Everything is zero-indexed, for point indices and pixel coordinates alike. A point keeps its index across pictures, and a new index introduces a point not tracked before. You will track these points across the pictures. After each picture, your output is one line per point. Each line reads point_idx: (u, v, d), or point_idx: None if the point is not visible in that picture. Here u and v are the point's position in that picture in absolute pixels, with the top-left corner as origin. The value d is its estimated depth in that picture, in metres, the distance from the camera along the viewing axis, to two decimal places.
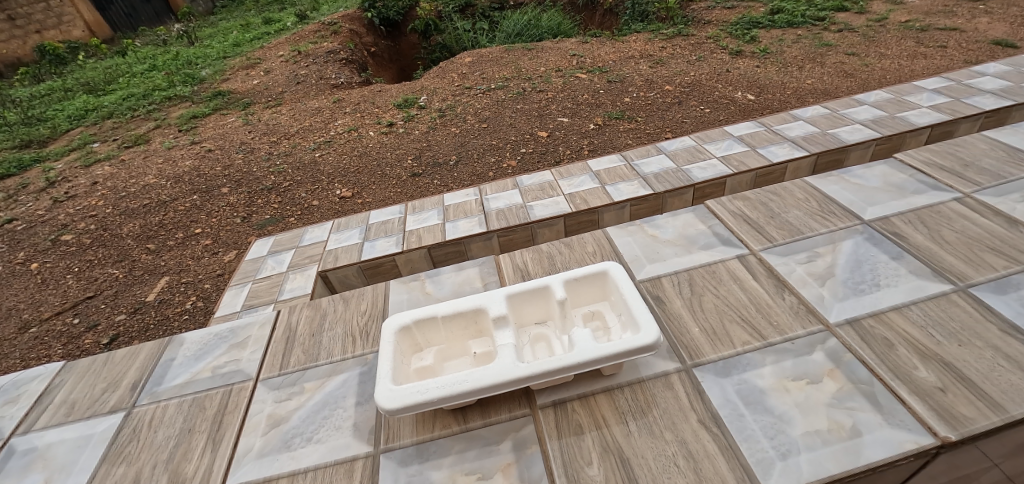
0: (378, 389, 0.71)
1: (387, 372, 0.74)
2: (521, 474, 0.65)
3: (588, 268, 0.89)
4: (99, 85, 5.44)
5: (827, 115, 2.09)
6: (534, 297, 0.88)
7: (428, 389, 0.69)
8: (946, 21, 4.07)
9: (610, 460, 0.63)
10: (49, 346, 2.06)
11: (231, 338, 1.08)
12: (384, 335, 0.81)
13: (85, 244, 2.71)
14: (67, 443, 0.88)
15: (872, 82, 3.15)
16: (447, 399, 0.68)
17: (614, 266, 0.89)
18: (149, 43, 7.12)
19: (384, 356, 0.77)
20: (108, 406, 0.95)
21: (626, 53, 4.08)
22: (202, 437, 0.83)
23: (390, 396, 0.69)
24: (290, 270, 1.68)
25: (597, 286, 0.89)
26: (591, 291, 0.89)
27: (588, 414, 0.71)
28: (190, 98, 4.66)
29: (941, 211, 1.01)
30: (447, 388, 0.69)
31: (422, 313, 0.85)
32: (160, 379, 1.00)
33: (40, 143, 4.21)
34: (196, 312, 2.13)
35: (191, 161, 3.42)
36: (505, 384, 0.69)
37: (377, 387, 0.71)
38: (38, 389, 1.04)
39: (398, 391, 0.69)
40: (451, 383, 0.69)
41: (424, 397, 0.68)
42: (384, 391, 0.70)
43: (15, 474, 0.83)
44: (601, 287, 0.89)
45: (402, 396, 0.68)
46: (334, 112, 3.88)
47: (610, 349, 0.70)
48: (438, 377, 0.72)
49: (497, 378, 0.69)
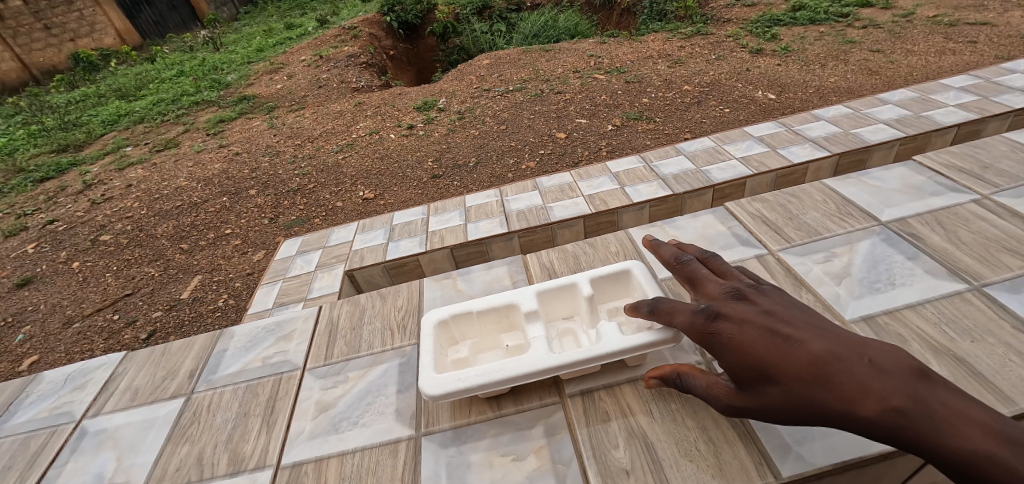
0: (422, 377, 0.77)
1: (429, 362, 0.80)
2: (552, 456, 0.71)
3: (612, 267, 0.95)
4: (130, 91, 5.70)
5: (849, 115, 2.09)
6: (559, 295, 0.93)
7: (468, 377, 0.75)
8: (977, 15, 3.97)
9: (635, 444, 0.69)
10: (91, 341, 2.20)
11: (278, 331, 1.16)
12: (424, 328, 0.88)
13: (123, 244, 2.87)
14: (134, 425, 0.98)
15: (897, 80, 3.10)
16: (486, 387, 0.74)
17: (635, 264, 0.93)
18: (177, 49, 7.41)
19: (425, 348, 0.83)
20: (169, 392, 1.05)
21: (645, 54, 4.09)
22: (257, 420, 0.92)
23: (434, 383, 0.75)
24: (318, 269, 1.77)
25: (620, 284, 0.94)
26: (612, 287, 0.94)
27: (613, 402, 0.76)
28: (217, 103, 4.86)
29: (959, 212, 1.03)
30: (488, 377, 0.75)
31: (457, 308, 0.91)
32: (215, 368, 1.09)
33: (76, 147, 4.45)
34: (228, 309, 2.26)
35: (220, 164, 3.59)
36: (539, 373, 0.75)
37: (421, 376, 0.77)
38: (103, 377, 1.15)
39: (440, 379, 0.76)
40: (491, 371, 0.75)
41: (464, 384, 0.74)
42: (426, 375, 0.77)
43: (89, 453, 0.94)
44: (624, 285, 0.94)
45: (444, 384, 0.75)
46: (356, 115, 4.01)
47: (636, 340, 0.75)
48: (477, 366, 0.78)
49: (531, 367, 0.75)
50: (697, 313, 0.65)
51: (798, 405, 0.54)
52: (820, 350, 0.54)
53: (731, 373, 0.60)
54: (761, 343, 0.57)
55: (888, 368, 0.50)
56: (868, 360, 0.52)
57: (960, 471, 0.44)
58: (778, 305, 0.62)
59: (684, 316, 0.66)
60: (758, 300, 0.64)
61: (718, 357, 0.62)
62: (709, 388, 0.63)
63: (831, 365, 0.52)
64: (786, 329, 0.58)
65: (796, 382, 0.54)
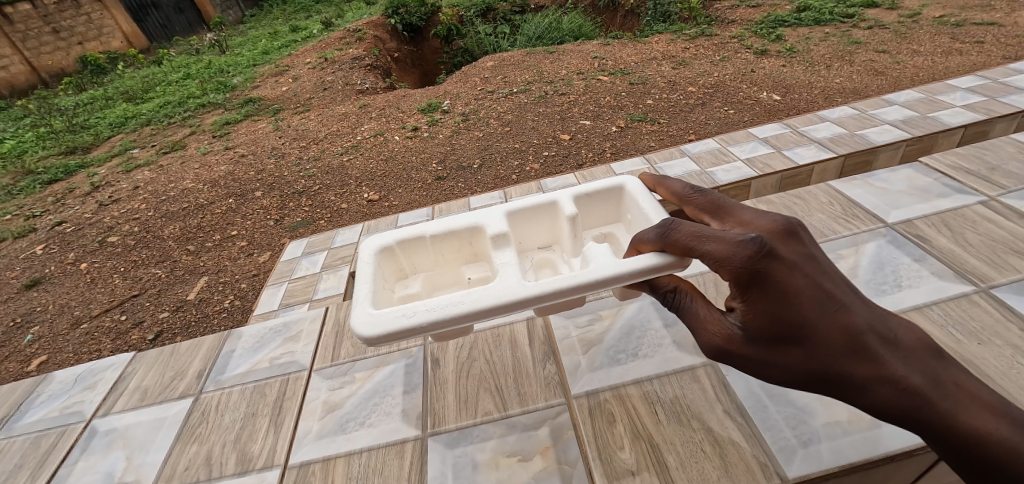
0: (358, 313, 0.71)
1: (367, 296, 0.77)
2: (558, 456, 0.73)
3: (593, 185, 0.97)
4: (137, 93, 5.75)
5: (855, 116, 2.08)
6: (537, 216, 0.98)
7: (415, 313, 0.68)
8: (984, 15, 3.94)
9: (642, 444, 0.72)
10: (99, 341, 2.23)
11: (285, 332, 1.17)
12: (370, 259, 0.88)
13: (131, 246, 2.90)
14: (144, 425, 0.99)
15: (903, 80, 3.09)
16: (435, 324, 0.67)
17: (629, 179, 0.95)
18: (183, 52, 7.48)
19: (366, 280, 0.82)
20: (178, 392, 1.06)
21: (649, 55, 4.09)
22: (265, 421, 0.93)
23: (372, 323, 0.68)
24: (324, 270, 1.78)
25: (600, 199, 0.98)
26: (609, 204, 0.98)
27: (619, 403, 0.79)
28: (223, 105, 4.90)
29: (965, 214, 1.03)
30: (439, 313, 0.69)
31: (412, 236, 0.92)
32: (223, 368, 1.10)
33: (84, 149, 4.49)
34: (234, 310, 2.27)
35: (226, 166, 3.61)
36: (498, 304, 0.68)
37: (357, 312, 0.72)
38: (112, 377, 1.16)
39: (379, 318, 0.69)
40: (441, 307, 0.69)
41: (409, 321, 0.67)
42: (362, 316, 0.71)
43: (100, 452, 0.95)
44: (605, 199, 0.98)
45: (383, 323, 0.67)
46: (361, 117, 4.03)
47: (631, 263, 0.67)
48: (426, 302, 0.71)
49: (489, 299, 0.69)
50: (747, 243, 0.51)
51: (820, 369, 0.51)
52: (860, 320, 0.52)
53: (754, 316, 0.53)
54: (807, 297, 0.51)
55: (917, 348, 0.51)
56: (893, 336, 0.51)
57: (948, 444, 0.47)
58: (826, 254, 0.55)
59: (729, 244, 0.52)
60: (807, 241, 0.55)
61: (747, 297, 0.53)
62: (707, 322, 0.58)
63: (870, 339, 0.50)
64: (832, 289, 0.52)
65: (825, 348, 0.51)
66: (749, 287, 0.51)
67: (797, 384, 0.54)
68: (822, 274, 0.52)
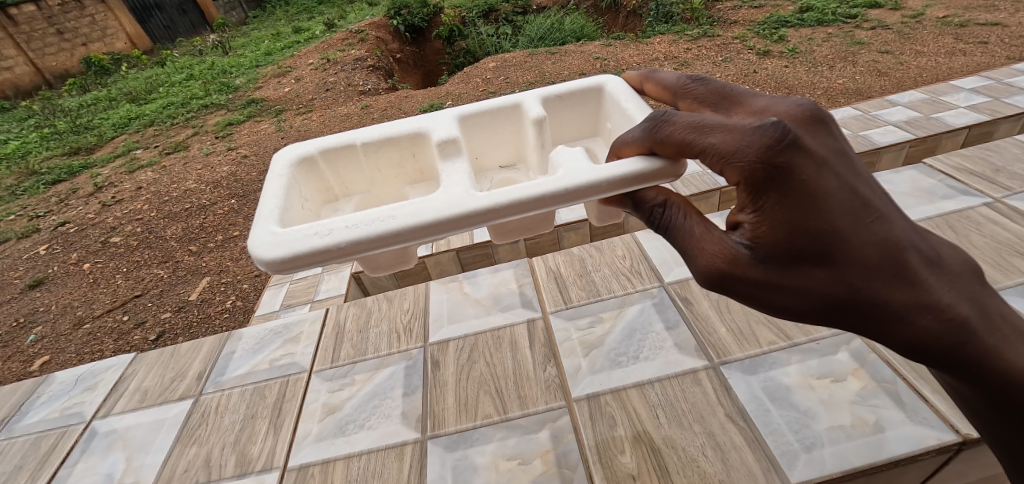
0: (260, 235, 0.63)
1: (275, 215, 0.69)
2: (558, 460, 0.73)
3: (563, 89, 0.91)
4: (140, 94, 5.77)
5: (859, 117, 2.07)
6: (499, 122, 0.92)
7: (332, 231, 0.61)
8: (989, 16, 3.92)
9: (642, 449, 0.71)
10: (101, 341, 2.23)
11: (285, 333, 1.17)
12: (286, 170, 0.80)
13: (133, 246, 2.91)
14: (143, 426, 0.99)
15: (907, 81, 3.07)
16: (356, 244, 0.60)
17: (612, 78, 0.89)
18: (186, 53, 7.50)
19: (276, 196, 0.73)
20: (177, 394, 1.06)
21: (651, 56, 4.09)
22: (264, 422, 0.92)
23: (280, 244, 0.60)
24: (325, 271, 1.78)
25: (571, 104, 0.92)
26: (587, 109, 0.93)
27: (619, 406, 0.78)
28: (226, 106, 4.91)
29: (970, 216, 1.03)
30: (362, 229, 0.61)
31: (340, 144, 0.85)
32: (223, 370, 1.10)
33: (87, 150, 4.51)
34: (236, 310, 2.28)
35: (228, 167, 3.62)
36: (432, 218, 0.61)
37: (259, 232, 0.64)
38: (113, 378, 1.16)
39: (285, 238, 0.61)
40: (365, 222, 0.60)
41: (323, 241, 0.60)
42: (263, 235, 0.63)
43: (99, 453, 0.95)
44: (577, 102, 0.92)
45: (291, 243, 0.60)
46: (363, 118, 4.03)
47: (610, 171, 0.60)
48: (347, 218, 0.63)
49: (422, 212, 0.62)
50: (766, 129, 0.43)
51: (844, 289, 0.46)
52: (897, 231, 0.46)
53: (768, 229, 0.46)
54: (839, 202, 0.44)
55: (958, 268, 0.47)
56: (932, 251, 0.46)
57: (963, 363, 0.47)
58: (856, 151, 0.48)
59: (741, 132, 0.44)
60: (836, 134, 0.48)
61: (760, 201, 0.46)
62: (703, 238, 0.51)
63: (910, 255, 0.45)
64: (867, 195, 0.45)
65: (855, 268, 0.45)
66: (768, 186, 0.44)
67: (812, 309, 0.49)
68: (853, 175, 0.46)
